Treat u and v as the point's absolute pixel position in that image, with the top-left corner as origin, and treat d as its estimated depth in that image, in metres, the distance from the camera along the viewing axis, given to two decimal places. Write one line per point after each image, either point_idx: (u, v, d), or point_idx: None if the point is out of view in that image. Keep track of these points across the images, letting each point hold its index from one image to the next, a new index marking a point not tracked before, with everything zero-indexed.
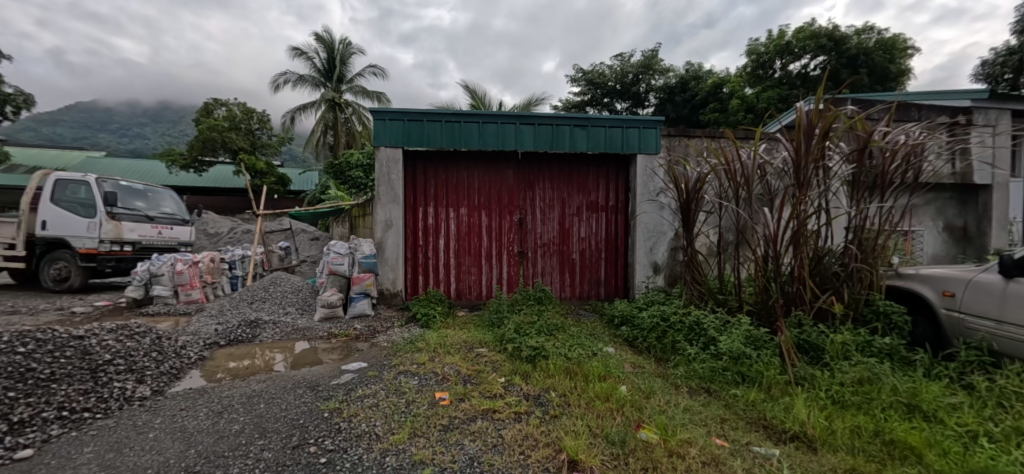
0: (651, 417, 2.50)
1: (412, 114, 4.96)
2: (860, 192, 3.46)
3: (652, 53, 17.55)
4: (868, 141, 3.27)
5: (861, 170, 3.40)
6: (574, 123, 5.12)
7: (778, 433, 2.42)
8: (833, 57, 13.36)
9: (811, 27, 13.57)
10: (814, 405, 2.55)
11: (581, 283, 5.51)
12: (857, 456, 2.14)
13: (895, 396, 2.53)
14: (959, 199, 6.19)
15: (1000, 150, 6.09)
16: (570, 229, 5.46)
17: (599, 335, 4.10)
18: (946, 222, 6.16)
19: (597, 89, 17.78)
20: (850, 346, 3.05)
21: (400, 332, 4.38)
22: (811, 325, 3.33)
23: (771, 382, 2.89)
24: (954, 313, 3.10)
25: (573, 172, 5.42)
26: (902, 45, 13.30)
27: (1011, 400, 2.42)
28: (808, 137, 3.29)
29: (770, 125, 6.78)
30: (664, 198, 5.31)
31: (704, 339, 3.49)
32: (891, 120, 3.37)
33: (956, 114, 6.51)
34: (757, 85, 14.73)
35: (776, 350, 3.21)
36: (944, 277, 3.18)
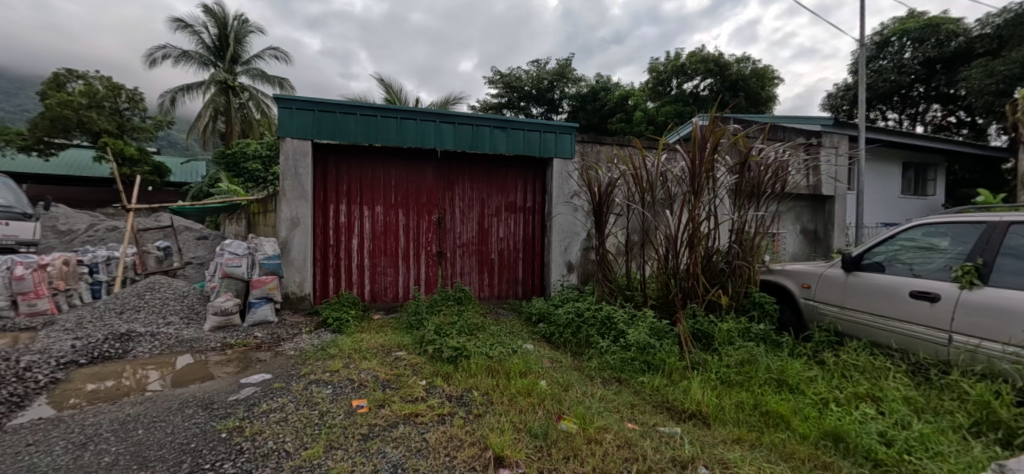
0: (570, 409, 2.63)
1: (323, 105, 4.64)
2: (742, 199, 3.97)
3: (566, 62, 18.44)
4: (748, 156, 3.79)
5: (742, 181, 3.91)
6: (494, 124, 5.17)
7: (678, 413, 2.70)
8: (718, 80, 15.18)
9: (701, 52, 15.25)
10: (707, 387, 2.89)
11: (499, 283, 5.60)
12: (742, 427, 2.46)
13: (768, 374, 2.95)
14: (812, 207, 7.45)
15: (842, 168, 7.43)
16: (489, 229, 5.51)
17: (518, 333, 4.21)
18: (802, 227, 7.43)
19: (513, 93, 18.28)
20: (733, 332, 3.49)
21: (309, 339, 4.07)
22: (702, 315, 3.76)
23: (671, 368, 3.21)
24: (810, 301, 3.71)
25: (492, 173, 5.49)
26: (771, 75, 15.53)
27: (850, 371, 2.95)
28: (701, 150, 3.72)
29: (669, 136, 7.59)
30: (578, 201, 5.60)
31: (614, 332, 3.76)
32: (765, 140, 3.94)
33: (810, 136, 7.80)
34: (657, 100, 16.22)
35: (675, 340, 3.56)
36: (802, 272, 3.80)
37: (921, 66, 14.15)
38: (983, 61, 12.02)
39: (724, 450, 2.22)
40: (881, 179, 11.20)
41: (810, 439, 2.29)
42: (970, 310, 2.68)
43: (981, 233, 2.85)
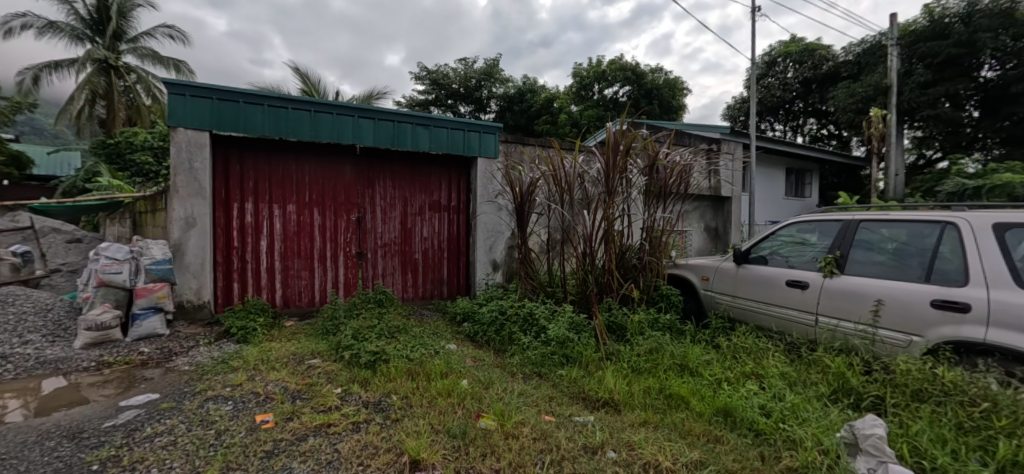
0: (489, 406, 2.65)
1: (223, 93, 4.23)
2: (652, 199, 4.27)
3: (493, 62, 18.58)
4: (656, 159, 4.09)
5: (651, 182, 4.20)
6: (416, 122, 5.06)
7: (592, 402, 2.84)
8: (635, 88, 16.19)
9: (620, 60, 16.16)
10: (619, 375, 3.07)
11: (423, 283, 5.49)
12: (647, 411, 2.64)
13: (672, 360, 3.21)
14: (713, 207, 8.23)
15: (738, 172, 8.29)
16: (412, 229, 5.38)
17: (441, 333, 4.17)
18: (705, 225, 8.17)
19: (441, 90, 18.08)
20: (644, 323, 3.75)
21: (208, 352, 3.69)
22: (617, 308, 3.99)
23: (588, 359, 3.37)
24: (709, 292, 4.10)
25: (415, 171, 5.36)
26: (681, 85, 16.88)
27: (740, 352, 3.30)
28: (615, 153, 3.95)
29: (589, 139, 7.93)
30: (501, 200, 5.67)
31: (536, 328, 3.86)
32: (671, 145, 4.28)
33: (712, 143, 8.60)
34: (580, 104, 16.91)
35: (592, 332, 3.74)
36: (702, 265, 4.19)
37: (800, 85, 16.22)
38: (847, 83, 14.08)
39: (631, 433, 2.38)
40: (770, 182, 12.67)
41: (705, 417, 2.52)
42: (831, 295, 3.13)
43: (840, 229, 3.32)
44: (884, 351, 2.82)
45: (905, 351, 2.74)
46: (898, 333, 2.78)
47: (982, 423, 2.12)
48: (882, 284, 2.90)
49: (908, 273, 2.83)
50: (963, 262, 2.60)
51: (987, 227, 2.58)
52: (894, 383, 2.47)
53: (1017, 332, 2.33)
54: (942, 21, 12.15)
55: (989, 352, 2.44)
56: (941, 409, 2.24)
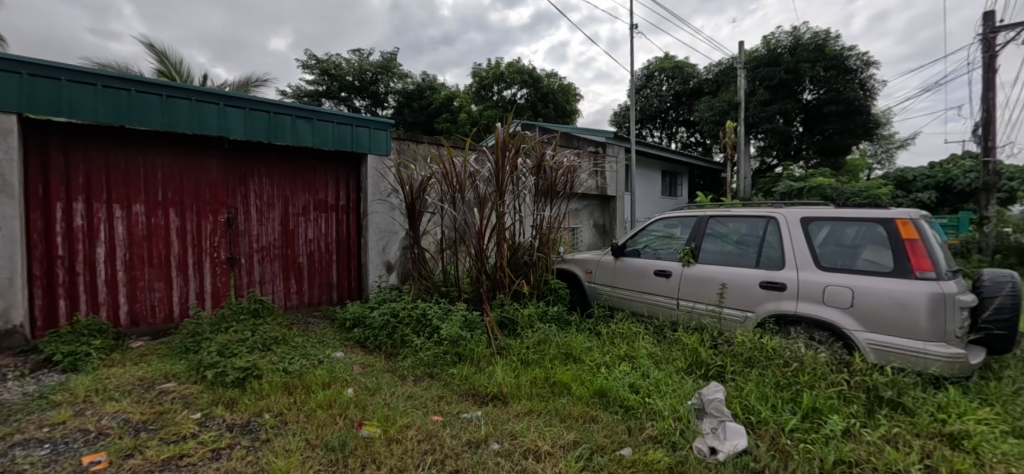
0: (373, 413, 2.55)
1: (36, 68, 3.45)
2: (540, 198, 4.46)
3: (390, 55, 17.90)
4: (542, 160, 4.28)
5: (539, 182, 4.39)
6: (296, 114, 4.64)
7: (482, 397, 2.90)
8: (532, 91, 16.80)
9: (518, 63, 16.64)
10: (508, 368, 3.17)
11: (309, 289, 5.08)
12: (533, 399, 2.77)
13: (557, 349, 3.41)
14: (601, 204, 8.93)
15: (622, 173, 9.08)
16: (294, 230, 4.95)
17: (327, 342, 3.90)
18: (595, 221, 8.83)
19: (332, 81, 16.95)
20: (533, 316, 3.92)
21: (18, 387, 3.00)
22: (508, 303, 4.11)
23: (479, 356, 3.43)
24: (592, 284, 4.44)
25: (297, 168, 4.93)
26: (574, 91, 17.93)
27: (617, 337, 3.61)
28: (503, 153, 4.04)
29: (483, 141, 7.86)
30: (394, 199, 5.48)
31: (429, 328, 3.80)
32: (557, 147, 4.51)
33: (599, 146, 9.29)
34: (480, 103, 17.04)
35: (484, 329, 3.81)
36: (586, 260, 4.52)
37: (673, 97, 18.29)
38: (708, 98, 16.22)
39: (515, 423, 2.47)
40: (649, 183, 14.08)
41: (584, 400, 2.72)
42: (689, 281, 3.59)
43: (694, 224, 3.81)
44: (727, 326, 3.31)
45: (742, 325, 3.23)
46: (737, 311, 3.28)
47: (792, 379, 2.60)
48: (725, 270, 3.39)
49: (745, 260, 3.35)
50: (781, 249, 3.16)
51: (798, 220, 3.16)
52: (733, 353, 2.91)
53: (816, 304, 2.89)
54: (776, 50, 14.61)
55: (799, 322, 2.99)
56: (764, 371, 2.69)
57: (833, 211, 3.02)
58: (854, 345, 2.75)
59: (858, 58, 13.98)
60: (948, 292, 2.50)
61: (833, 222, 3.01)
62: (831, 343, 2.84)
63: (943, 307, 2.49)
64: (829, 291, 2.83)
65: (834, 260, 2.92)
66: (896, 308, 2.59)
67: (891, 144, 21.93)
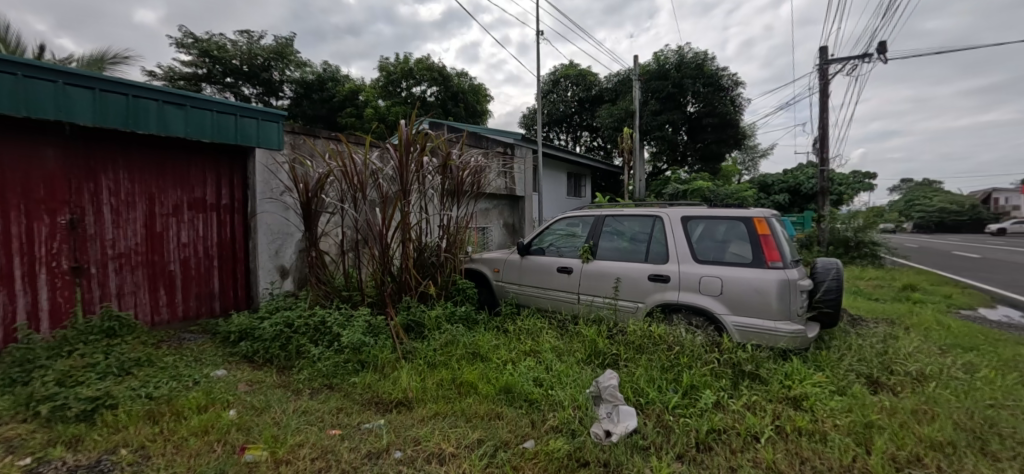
0: (260, 434, 2.33)
1: None
2: (447, 198, 4.42)
3: (286, 41, 16.44)
4: (448, 159, 4.23)
5: (446, 181, 4.34)
6: (165, 99, 4.02)
7: (385, 405, 2.79)
8: (442, 89, 16.59)
9: (427, 60, 16.32)
10: (414, 372, 3.10)
11: (183, 300, 4.45)
12: (439, 401, 2.74)
13: (465, 349, 3.41)
14: (510, 204, 9.15)
15: (530, 174, 9.38)
16: (163, 234, 4.30)
17: (207, 359, 3.47)
18: (505, 220, 9.03)
19: (215, 64, 15.02)
20: (441, 317, 3.87)
21: None
22: (415, 306, 4.01)
23: (384, 361, 3.30)
24: (500, 282, 4.52)
25: (164, 161, 4.28)
26: (484, 92, 18.06)
27: (524, 334, 3.71)
28: (407, 151, 3.92)
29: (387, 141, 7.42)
30: (286, 198, 5.03)
31: (328, 336, 3.56)
32: (463, 146, 4.49)
33: (509, 148, 9.48)
34: (388, 99, 16.35)
35: (389, 334, 3.67)
36: (494, 259, 4.59)
37: (577, 103, 19.31)
38: (608, 105, 17.44)
39: (418, 429, 2.42)
40: (556, 184, 14.69)
41: (490, 398, 2.75)
42: (588, 276, 3.81)
43: (593, 223, 4.05)
44: (621, 316, 3.58)
45: (634, 314, 3.52)
46: (630, 302, 3.56)
47: (675, 362, 2.89)
48: (619, 265, 3.66)
49: (635, 255, 3.66)
50: (665, 245, 3.49)
51: (679, 219, 3.52)
52: (625, 341, 3.16)
53: (694, 293, 3.25)
54: (664, 66, 16.15)
55: (680, 309, 3.34)
56: (652, 356, 2.96)
57: (706, 211, 3.42)
58: (723, 328, 3.14)
59: (730, 77, 16.03)
60: (793, 279, 2.98)
61: (706, 221, 3.41)
62: (706, 327, 3.21)
63: (788, 292, 2.95)
64: (704, 281, 3.20)
65: (707, 253, 3.31)
66: (754, 294, 3.01)
67: (756, 154, 25.53)
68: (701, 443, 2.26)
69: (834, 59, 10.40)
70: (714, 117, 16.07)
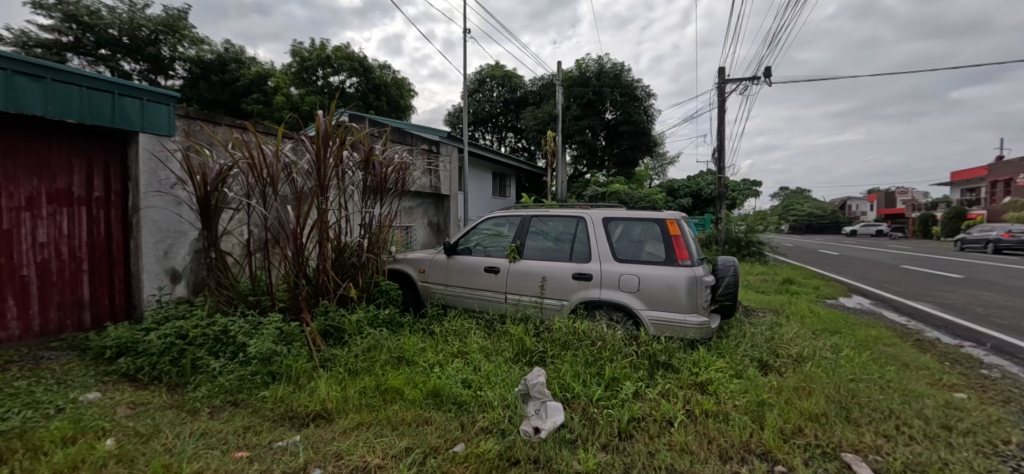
0: (147, 465, 2.02)
1: None
2: (368, 195, 4.21)
3: (178, 13, 14.61)
4: (371, 154, 4.02)
5: (367, 177, 4.13)
6: (18, 69, 3.34)
7: (301, 419, 2.58)
8: (363, 81, 15.84)
9: (346, 48, 15.49)
10: (334, 382, 2.90)
11: (41, 311, 3.72)
12: (362, 411, 2.59)
13: (389, 354, 3.26)
14: (435, 203, 9.04)
15: (456, 173, 9.33)
16: (12, 232, 3.56)
17: (73, 380, 2.94)
18: (429, 219, 8.88)
19: (85, 31, 12.72)
20: (362, 321, 3.67)
21: None
22: (334, 310, 3.74)
23: (299, 371, 3.05)
24: (426, 283, 4.40)
25: (13, 145, 3.55)
26: (408, 87, 17.55)
27: (451, 335, 3.65)
28: (325, 144, 3.64)
29: None
30: (178, 192, 4.44)
31: (232, 347, 3.20)
32: (387, 141, 4.29)
33: (434, 145, 9.32)
34: (301, 87, 15.25)
35: (303, 341, 3.39)
36: (419, 259, 4.46)
37: (502, 104, 19.52)
38: (532, 108, 17.86)
39: (340, 442, 2.26)
40: (481, 184, 14.70)
41: (417, 403, 2.65)
42: (515, 275, 3.85)
43: (519, 223, 4.09)
44: (547, 314, 3.66)
45: (559, 312, 3.62)
46: (555, 300, 3.65)
47: (598, 356, 3.01)
48: (545, 264, 3.75)
49: (560, 255, 3.76)
50: (588, 245, 3.64)
51: (600, 220, 3.69)
52: (552, 339, 3.24)
53: (614, 290, 3.42)
54: (585, 73, 16.92)
55: (601, 306, 3.51)
56: (577, 352, 3.06)
57: (625, 213, 3.62)
58: (640, 322, 3.34)
59: (643, 89, 17.23)
60: (699, 275, 3.26)
61: (624, 222, 3.62)
62: (625, 321, 3.40)
63: (695, 287, 3.23)
64: (624, 278, 3.38)
65: (625, 253, 3.50)
66: (667, 290, 3.24)
67: (664, 161, 27.69)
68: (623, 431, 2.37)
69: (730, 79, 11.64)
70: (629, 125, 17.17)
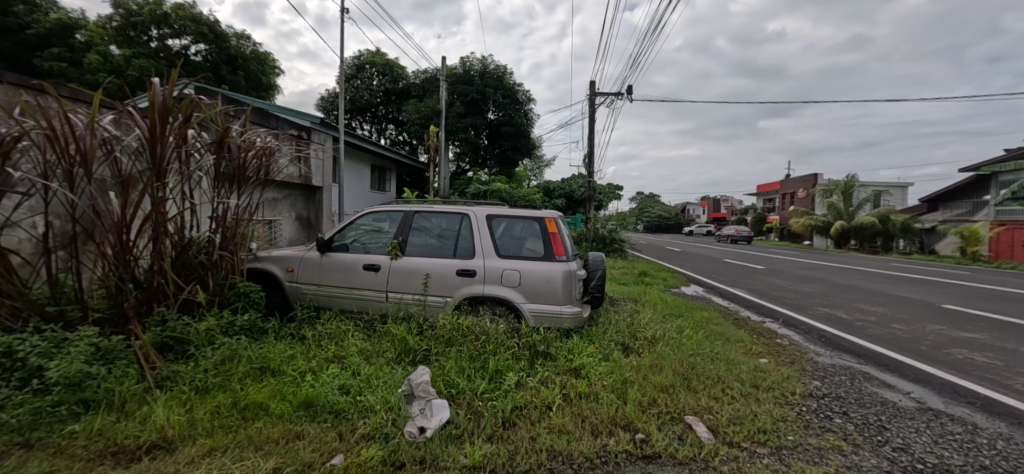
0: None
1: None
2: (221, 183, 3.65)
3: None
4: (225, 136, 3.48)
5: (219, 162, 3.57)
6: None
7: (129, 453, 2.13)
8: (213, 50, 13.72)
9: (191, 8, 13.22)
10: (175, 404, 2.46)
11: None
12: (215, 434, 2.24)
13: (250, 365, 2.89)
14: (304, 195, 8.34)
15: (328, 164, 8.69)
16: None
17: None
18: (296, 213, 8.14)
19: None
20: (213, 330, 3.17)
21: None
22: (175, 319, 3.16)
23: (126, 396, 2.52)
24: (293, 283, 3.99)
25: None
26: (272, 63, 15.68)
27: (324, 340, 3.37)
28: (163, 119, 3.03)
29: (138, 99, 5.77)
30: None
31: (22, 373, 2.49)
32: (247, 123, 3.78)
33: (304, 130, 8.52)
34: (126, 47, 12.58)
35: (132, 359, 2.80)
36: (285, 257, 4.03)
37: (382, 93, 18.63)
38: (414, 101, 17.38)
39: None
40: (358, 177, 13.83)
41: (285, 417, 2.39)
42: (396, 273, 3.70)
43: (401, 219, 3.94)
44: (431, 311, 3.60)
45: (443, 309, 3.59)
46: (439, 297, 3.61)
47: (482, 350, 3.06)
48: (428, 261, 3.68)
49: (444, 251, 3.73)
50: (472, 241, 3.68)
51: (483, 217, 3.76)
52: (435, 336, 3.20)
53: (496, 285, 3.51)
54: (469, 72, 17.07)
55: (485, 301, 3.57)
56: (461, 347, 3.08)
57: (507, 210, 3.75)
58: (520, 315, 3.48)
59: (523, 93, 17.99)
60: (573, 269, 3.53)
61: (506, 220, 3.75)
62: (507, 315, 3.51)
63: (569, 281, 3.48)
64: (506, 274, 3.49)
65: (507, 249, 3.62)
66: (545, 284, 3.44)
67: (541, 164, 29.35)
68: (506, 421, 2.44)
69: (599, 92, 12.82)
70: (510, 127, 17.78)
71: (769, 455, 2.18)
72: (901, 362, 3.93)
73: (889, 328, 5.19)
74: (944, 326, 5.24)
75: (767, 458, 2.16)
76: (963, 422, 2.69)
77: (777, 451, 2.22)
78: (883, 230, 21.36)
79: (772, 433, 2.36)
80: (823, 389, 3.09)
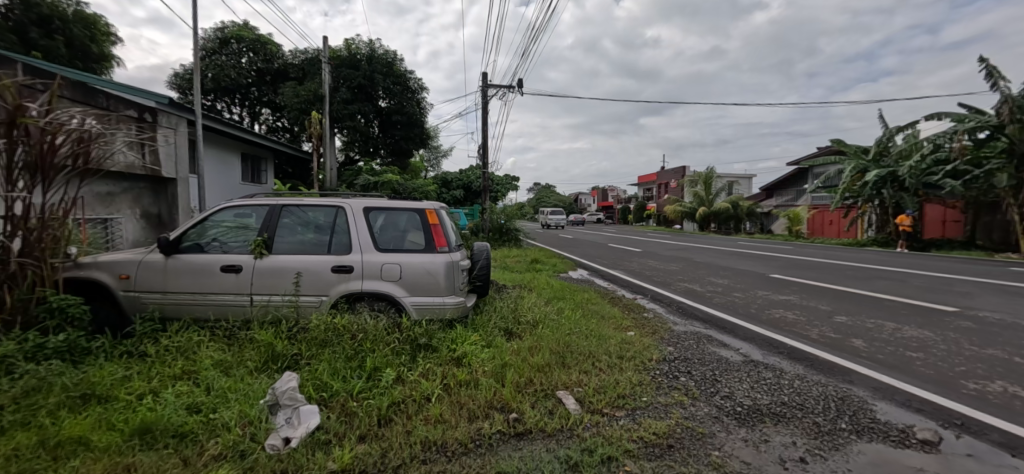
0: None
1: None
2: (15, 175, 2.94)
3: None
4: (17, 116, 2.79)
5: (11, 149, 2.86)
6: None
7: None
8: (16, 5, 11.08)
9: None
10: None
11: None
12: None
13: (65, 393, 2.39)
14: (151, 189, 7.16)
15: (182, 152, 7.57)
16: None
17: None
18: (140, 210, 6.95)
19: None
20: (12, 357, 2.58)
21: None
22: None
23: None
24: (131, 292, 3.40)
25: None
26: (105, 28, 13.06)
27: (171, 356, 2.94)
28: None
29: None
30: None
31: None
32: (54, 98, 3.06)
33: (147, 112, 7.31)
34: None
35: None
36: (119, 261, 3.41)
37: (254, 73, 16.67)
38: (292, 83, 15.85)
39: None
40: (226, 167, 12.25)
41: (113, 449, 2.04)
42: (262, 273, 3.36)
43: (268, 213, 3.57)
44: (304, 313, 3.35)
45: (318, 309, 3.36)
46: (313, 297, 3.36)
47: (359, 349, 2.94)
48: (300, 259, 3.40)
49: (318, 247, 3.48)
50: (349, 236, 3.48)
51: (361, 210, 3.58)
52: (308, 338, 2.99)
53: (376, 280, 3.39)
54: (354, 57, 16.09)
55: (364, 297, 3.42)
56: (336, 348, 2.91)
57: (387, 203, 3.63)
58: (402, 308, 3.40)
59: (415, 81, 17.46)
60: (455, 260, 3.55)
61: (386, 212, 3.62)
62: (388, 310, 3.41)
63: (452, 272, 3.49)
64: (385, 268, 3.38)
65: (387, 243, 3.50)
66: (427, 275, 3.41)
67: (438, 155, 28.83)
68: (383, 418, 2.39)
69: (491, 84, 12.96)
70: (401, 115, 17.10)
71: (624, 417, 2.44)
72: (736, 324, 4.70)
73: (731, 296, 6.16)
74: (770, 292, 6.36)
75: (622, 419, 2.42)
76: (774, 369, 3.30)
77: (632, 412, 2.50)
78: (734, 214, 25.10)
79: (629, 397, 2.65)
80: (675, 353, 3.55)
